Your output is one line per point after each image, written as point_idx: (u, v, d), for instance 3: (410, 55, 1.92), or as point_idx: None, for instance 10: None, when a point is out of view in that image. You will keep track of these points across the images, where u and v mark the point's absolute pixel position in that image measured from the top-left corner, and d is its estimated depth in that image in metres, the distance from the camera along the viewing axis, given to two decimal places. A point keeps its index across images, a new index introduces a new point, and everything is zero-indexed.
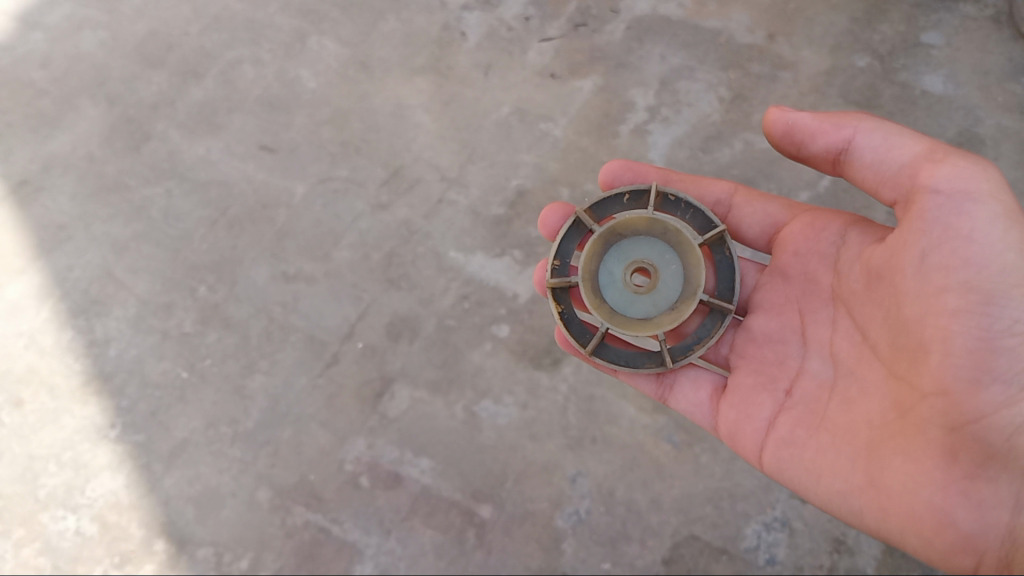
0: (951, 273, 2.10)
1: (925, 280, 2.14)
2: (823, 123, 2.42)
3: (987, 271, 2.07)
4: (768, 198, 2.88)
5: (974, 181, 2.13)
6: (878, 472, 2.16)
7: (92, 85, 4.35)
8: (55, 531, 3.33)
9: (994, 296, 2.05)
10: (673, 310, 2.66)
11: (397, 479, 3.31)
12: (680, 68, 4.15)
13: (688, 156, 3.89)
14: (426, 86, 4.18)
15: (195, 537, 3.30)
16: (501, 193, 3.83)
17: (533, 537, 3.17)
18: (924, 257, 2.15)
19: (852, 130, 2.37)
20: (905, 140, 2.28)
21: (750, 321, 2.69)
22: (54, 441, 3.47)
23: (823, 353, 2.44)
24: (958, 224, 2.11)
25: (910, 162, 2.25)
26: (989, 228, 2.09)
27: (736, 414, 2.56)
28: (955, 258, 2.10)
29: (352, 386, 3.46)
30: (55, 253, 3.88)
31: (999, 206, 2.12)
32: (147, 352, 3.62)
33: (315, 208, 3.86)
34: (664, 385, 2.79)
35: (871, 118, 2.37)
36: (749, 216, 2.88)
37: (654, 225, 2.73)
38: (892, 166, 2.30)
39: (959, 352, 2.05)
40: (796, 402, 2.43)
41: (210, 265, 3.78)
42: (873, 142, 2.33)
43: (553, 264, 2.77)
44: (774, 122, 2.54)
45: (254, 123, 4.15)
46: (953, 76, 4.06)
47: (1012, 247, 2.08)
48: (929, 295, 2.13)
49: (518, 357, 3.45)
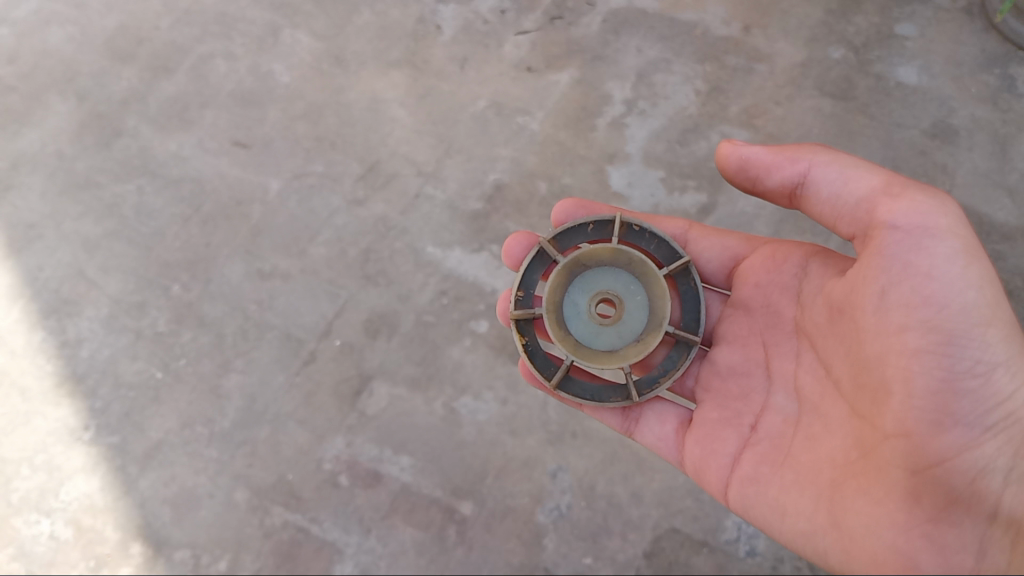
0: (912, 312, 2.06)
1: (885, 318, 2.10)
2: (777, 158, 2.40)
3: (947, 310, 2.04)
4: (726, 233, 2.83)
5: (931, 216, 2.11)
6: (841, 513, 2.07)
7: (60, 80, 4.26)
8: (29, 535, 3.27)
9: (955, 336, 2.03)
10: (639, 341, 2.61)
11: (377, 476, 3.28)
12: (656, 61, 4.14)
13: (665, 149, 3.89)
14: (401, 79, 4.14)
15: (172, 539, 3.25)
16: (479, 187, 3.81)
17: (514, 533, 3.16)
18: (884, 294, 2.11)
19: (808, 163, 2.34)
20: (861, 174, 2.26)
21: (715, 353, 2.64)
22: (26, 444, 3.40)
23: (788, 387, 2.40)
24: (917, 261, 2.08)
25: (867, 197, 2.23)
26: (948, 265, 2.06)
27: (703, 449, 2.51)
28: (915, 297, 2.06)
29: (331, 383, 3.43)
30: (24, 252, 3.80)
31: (958, 242, 2.10)
32: (120, 352, 3.56)
33: (290, 204, 3.82)
34: (631, 419, 2.71)
35: (826, 151, 2.34)
36: (706, 250, 2.82)
37: (618, 256, 2.67)
38: (850, 201, 2.28)
39: (921, 394, 2.02)
40: (761, 438, 2.38)
41: (183, 264, 3.72)
42: (829, 177, 2.31)
43: (516, 295, 2.71)
44: (728, 157, 2.52)
45: (228, 118, 4.09)
46: (927, 67, 4.08)
47: (971, 285, 2.06)
48: (890, 334, 2.09)
49: (497, 352, 3.43)
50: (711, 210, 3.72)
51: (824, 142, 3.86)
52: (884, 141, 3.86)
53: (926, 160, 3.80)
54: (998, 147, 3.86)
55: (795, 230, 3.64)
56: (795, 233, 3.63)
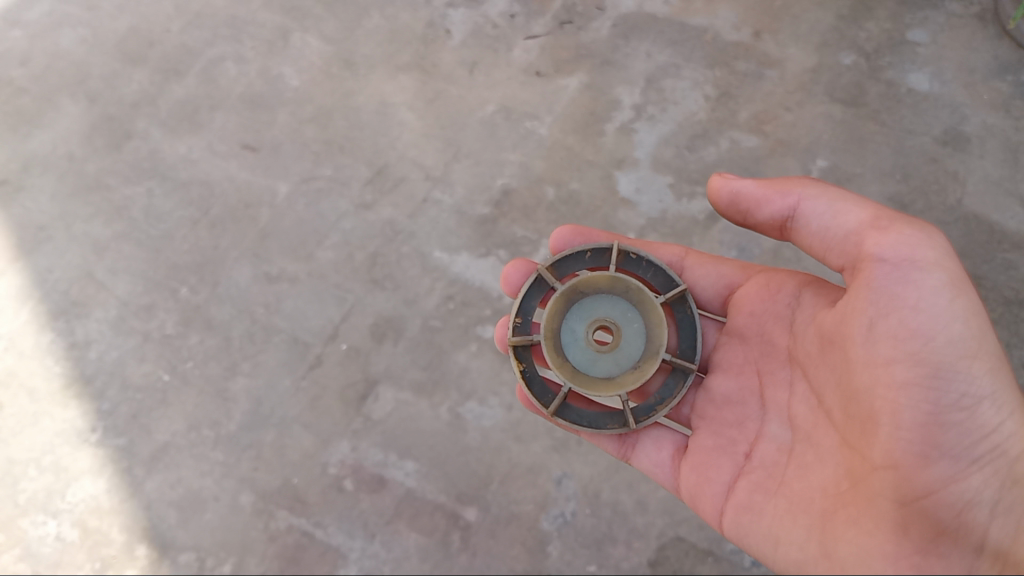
0: (899, 344, 2.04)
1: (873, 349, 2.08)
2: (767, 192, 2.38)
3: (933, 343, 2.02)
4: (721, 260, 2.81)
5: (918, 248, 2.08)
6: (831, 545, 2.02)
7: (72, 83, 4.29)
8: (36, 536, 3.28)
9: (941, 369, 2.01)
10: (637, 368, 2.59)
11: (382, 481, 3.27)
12: (666, 66, 4.14)
13: (674, 155, 3.87)
14: (410, 83, 4.16)
15: (177, 542, 3.25)
16: (486, 192, 3.82)
17: (518, 540, 3.14)
18: (873, 325, 2.09)
19: (797, 197, 2.33)
20: (849, 206, 2.24)
21: (710, 381, 2.62)
22: (34, 445, 3.42)
23: (782, 416, 2.36)
24: (904, 294, 2.06)
25: (856, 230, 2.20)
26: (935, 298, 2.04)
27: (697, 477, 2.48)
28: (902, 329, 2.04)
29: (336, 388, 3.42)
30: (34, 254, 3.83)
31: (945, 274, 2.07)
32: (128, 354, 3.58)
33: (298, 207, 3.83)
34: (627, 444, 2.69)
35: (814, 183, 2.33)
36: (702, 278, 2.80)
37: (616, 283, 2.65)
38: (838, 233, 2.25)
39: (909, 426, 2.00)
40: (754, 466, 2.35)
41: (192, 266, 3.74)
42: (817, 210, 2.29)
43: (514, 322, 2.69)
44: (719, 191, 2.50)
45: (237, 122, 4.10)
46: (939, 74, 4.05)
47: (958, 318, 2.04)
48: (878, 365, 2.07)
49: (503, 357, 3.43)
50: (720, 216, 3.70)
51: (833, 149, 3.84)
52: (894, 148, 3.83)
53: (936, 167, 3.77)
54: (1011, 155, 3.81)
55: None
56: None
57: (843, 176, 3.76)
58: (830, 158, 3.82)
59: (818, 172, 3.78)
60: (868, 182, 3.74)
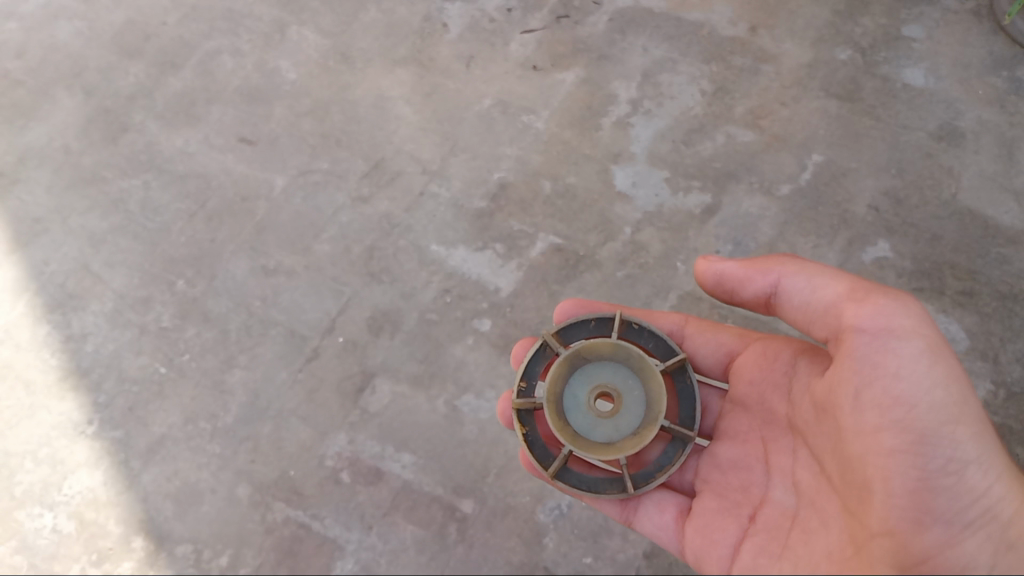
0: (885, 413, 2.08)
1: (861, 418, 2.11)
2: (748, 271, 2.45)
3: (917, 409, 2.06)
4: (720, 329, 2.82)
5: (896, 317, 2.11)
6: None
7: (68, 75, 4.32)
8: (32, 528, 3.24)
9: (927, 436, 2.05)
10: (636, 432, 2.57)
11: (379, 473, 3.24)
12: (662, 61, 4.17)
13: (670, 149, 3.89)
14: (407, 76, 4.21)
15: (174, 534, 3.20)
16: (483, 186, 3.84)
17: (515, 532, 3.13)
18: (859, 394, 2.12)
19: (777, 274, 2.39)
20: (826, 279, 2.28)
21: (715, 447, 2.60)
22: (30, 438, 3.40)
23: (786, 482, 2.35)
24: (884, 362, 2.09)
25: (835, 302, 2.24)
26: (915, 366, 2.08)
27: (702, 541, 2.43)
28: (884, 397, 2.08)
29: (333, 380, 3.42)
30: (31, 246, 3.83)
31: (923, 340, 2.10)
32: (124, 347, 3.56)
33: (295, 200, 3.85)
34: (629, 509, 2.63)
35: (793, 260, 2.38)
36: (703, 346, 2.81)
37: (618, 351, 2.66)
38: (819, 306, 2.29)
39: (900, 493, 2.05)
40: (759, 530, 2.32)
41: (189, 259, 3.74)
42: (798, 284, 2.34)
43: (519, 386, 2.71)
44: (704, 273, 2.59)
45: (233, 115, 4.13)
46: (934, 69, 4.07)
47: (939, 383, 2.07)
48: (867, 434, 2.10)
49: (500, 350, 3.44)
50: (716, 210, 3.71)
51: (829, 143, 3.86)
52: (889, 143, 3.85)
53: (932, 161, 3.78)
54: (1005, 150, 3.82)
55: (800, 231, 3.62)
56: (800, 234, 3.61)
57: (839, 171, 3.78)
58: (825, 152, 3.84)
59: (813, 167, 3.79)
60: (863, 177, 3.75)
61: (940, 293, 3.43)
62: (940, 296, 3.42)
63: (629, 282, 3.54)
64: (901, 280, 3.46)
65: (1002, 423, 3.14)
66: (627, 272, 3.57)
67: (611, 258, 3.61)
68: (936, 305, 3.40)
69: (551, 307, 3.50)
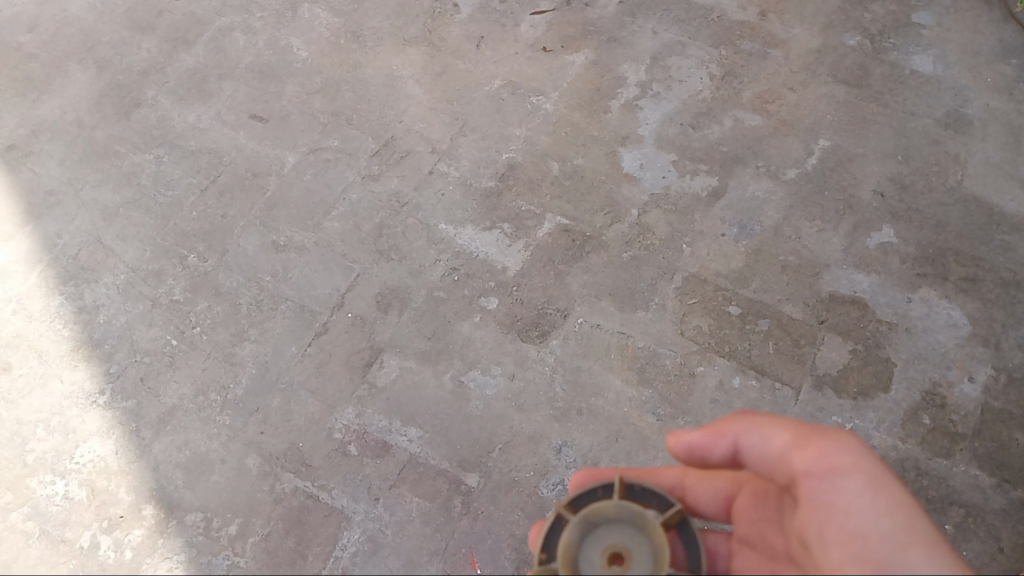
0: (848, 548, 1.98)
1: (828, 556, 2.02)
2: (709, 436, 2.24)
3: (872, 540, 1.97)
4: (714, 473, 2.50)
5: (839, 457, 2.04)
6: None
7: (81, 50, 4.38)
8: (43, 495, 3.24)
9: (886, 566, 1.95)
10: None
11: (385, 447, 3.27)
12: (672, 44, 4.21)
13: (678, 132, 3.92)
14: (418, 56, 4.27)
15: (184, 502, 3.20)
16: (492, 166, 3.88)
17: (518, 506, 3.12)
18: (823, 533, 2.03)
19: (733, 435, 2.21)
20: (774, 429, 2.14)
21: None
22: (42, 407, 3.42)
23: None
24: (834, 501, 2.01)
25: (783, 453, 2.12)
26: (859, 498, 1.99)
27: None
28: (842, 534, 2.00)
29: (342, 354, 3.47)
30: (44, 219, 3.87)
31: (863, 474, 2.02)
32: (136, 319, 3.60)
33: (306, 177, 3.90)
34: None
35: (743, 415, 2.22)
36: (703, 496, 2.47)
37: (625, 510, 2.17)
38: (772, 458, 2.15)
39: None
40: None
41: (200, 233, 3.79)
42: (754, 440, 2.17)
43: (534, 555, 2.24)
44: (674, 446, 2.31)
45: (245, 92, 4.18)
46: (942, 56, 4.09)
47: (886, 513, 1.98)
48: (834, 573, 2.01)
49: (506, 329, 3.47)
50: (722, 193, 3.74)
51: (836, 129, 3.89)
52: (896, 130, 3.87)
53: (938, 149, 3.81)
54: (1013, 137, 3.83)
55: (805, 216, 3.65)
56: (805, 219, 3.65)
57: (845, 156, 3.80)
58: (832, 137, 3.87)
59: (820, 152, 3.82)
60: (868, 163, 3.78)
61: (943, 279, 3.47)
62: (942, 282, 3.46)
63: (634, 264, 3.58)
64: (904, 265, 3.51)
65: (1002, 408, 3.18)
66: (632, 253, 3.61)
67: (617, 240, 3.65)
68: (939, 291, 3.44)
69: (557, 286, 3.55)
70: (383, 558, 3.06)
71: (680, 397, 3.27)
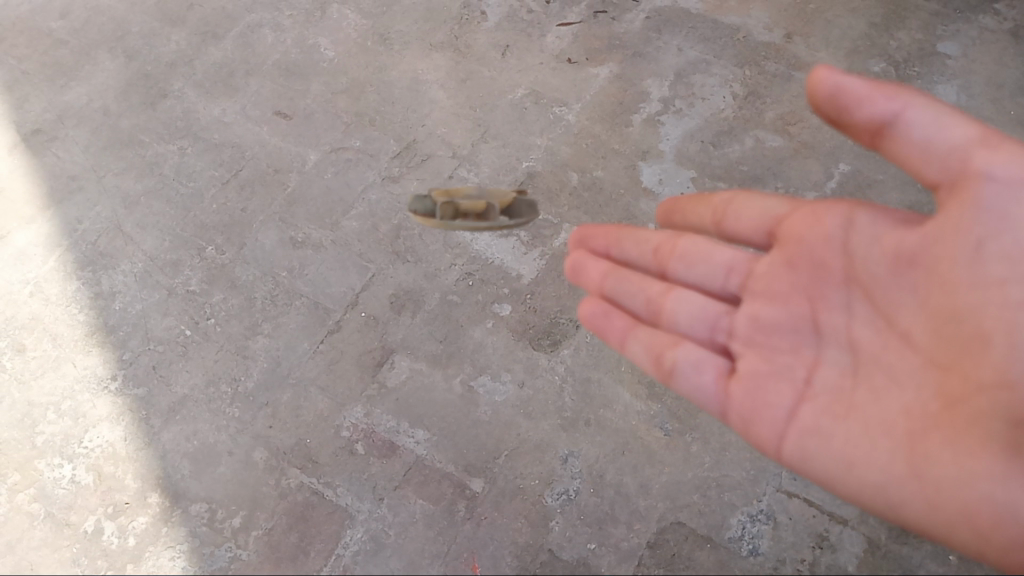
0: (1010, 266, 2.00)
1: (977, 270, 2.03)
2: (779, 210, 2.37)
3: None
4: (758, 194, 2.46)
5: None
6: (924, 466, 2.11)
7: (111, 39, 4.43)
8: (51, 478, 3.26)
9: None
10: None
11: (393, 447, 3.28)
12: (696, 62, 4.23)
13: (698, 149, 3.93)
14: (443, 61, 4.29)
15: (190, 492, 3.21)
16: (512, 173, 3.90)
17: (522, 513, 3.13)
18: (979, 245, 2.01)
19: (828, 224, 2.22)
20: (952, 123, 1.98)
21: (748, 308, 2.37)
22: (54, 390, 3.45)
23: (844, 340, 2.22)
24: (1015, 211, 1.97)
25: (961, 146, 1.98)
26: None
27: (750, 399, 2.29)
28: (964, 293, 2.05)
29: (354, 353, 3.49)
30: (66, 204, 3.91)
31: None
32: (151, 308, 3.63)
33: (327, 175, 3.93)
34: None
35: (866, 205, 2.20)
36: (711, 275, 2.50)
37: None
38: (941, 148, 1.99)
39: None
40: (818, 392, 2.23)
41: (219, 226, 3.82)
42: (875, 223, 2.16)
43: None
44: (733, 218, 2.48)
45: (271, 88, 4.22)
46: (966, 87, 4.10)
47: None
48: (984, 286, 2.03)
49: (518, 336, 3.48)
50: None
51: (857, 154, 3.89)
52: None
53: None
54: None
55: None
56: None
57: (864, 182, 3.81)
58: (852, 162, 3.87)
59: (839, 176, 3.83)
60: (888, 189, 3.78)
61: None
62: None
63: None
64: None
65: None
66: None
67: None
68: None
69: (571, 297, 3.56)
70: (385, 558, 3.08)
71: (688, 413, 3.27)
